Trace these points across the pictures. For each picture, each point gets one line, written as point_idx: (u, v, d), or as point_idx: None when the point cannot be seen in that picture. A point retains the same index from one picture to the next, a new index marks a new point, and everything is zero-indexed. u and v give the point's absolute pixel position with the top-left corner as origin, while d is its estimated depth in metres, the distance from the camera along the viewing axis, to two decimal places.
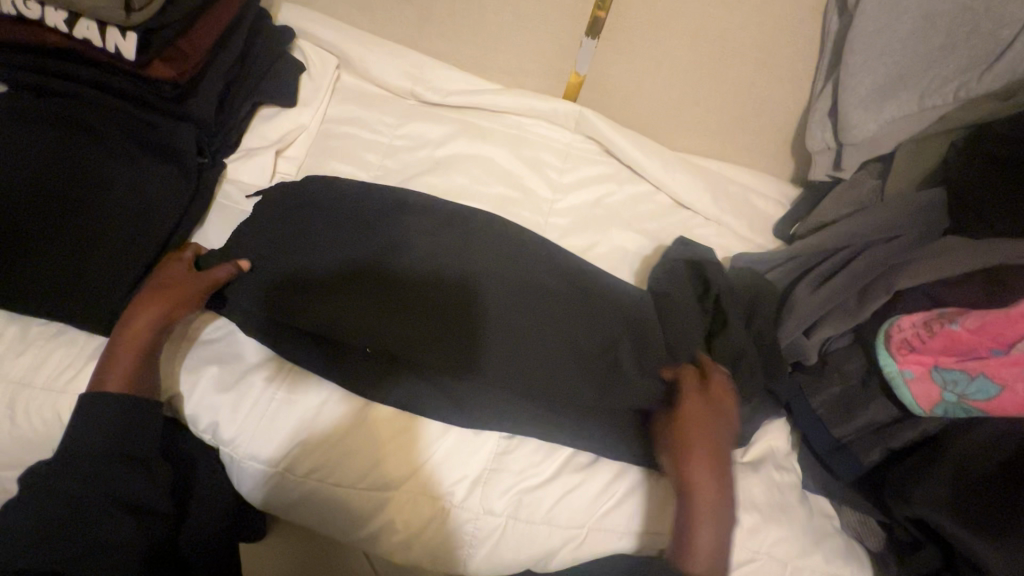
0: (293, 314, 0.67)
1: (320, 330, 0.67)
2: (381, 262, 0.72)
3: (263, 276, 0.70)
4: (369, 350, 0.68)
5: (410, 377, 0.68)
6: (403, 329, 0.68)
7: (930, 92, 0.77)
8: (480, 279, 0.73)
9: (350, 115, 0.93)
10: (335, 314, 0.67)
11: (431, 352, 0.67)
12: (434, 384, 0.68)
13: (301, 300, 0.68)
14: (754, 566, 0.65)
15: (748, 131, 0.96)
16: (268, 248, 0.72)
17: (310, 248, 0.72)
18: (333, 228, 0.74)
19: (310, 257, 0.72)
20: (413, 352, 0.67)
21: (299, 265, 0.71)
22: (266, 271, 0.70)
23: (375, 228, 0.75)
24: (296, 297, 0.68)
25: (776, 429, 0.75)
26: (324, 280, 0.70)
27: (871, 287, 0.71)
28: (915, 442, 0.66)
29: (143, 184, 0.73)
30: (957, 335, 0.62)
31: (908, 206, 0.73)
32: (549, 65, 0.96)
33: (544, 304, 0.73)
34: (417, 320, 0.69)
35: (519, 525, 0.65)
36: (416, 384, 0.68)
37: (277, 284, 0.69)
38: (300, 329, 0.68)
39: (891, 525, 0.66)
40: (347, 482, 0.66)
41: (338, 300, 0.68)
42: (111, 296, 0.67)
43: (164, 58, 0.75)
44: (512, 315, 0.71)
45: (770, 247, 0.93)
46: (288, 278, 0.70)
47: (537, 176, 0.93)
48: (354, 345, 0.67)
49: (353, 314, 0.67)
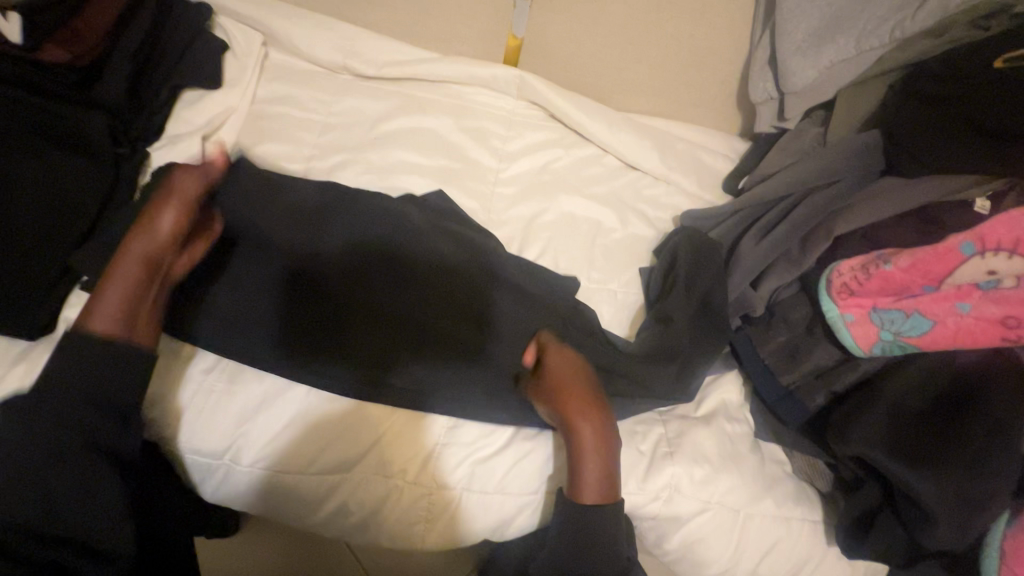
0: (298, 314, 0.68)
1: (328, 326, 0.69)
2: (394, 251, 0.72)
3: (267, 260, 0.70)
4: (366, 351, 0.68)
5: (416, 358, 0.68)
6: (424, 319, 0.70)
7: (866, 34, 0.77)
8: (485, 278, 0.73)
9: (281, 94, 0.89)
10: (344, 319, 0.69)
11: (444, 342, 0.69)
12: (429, 363, 0.68)
13: (314, 297, 0.69)
14: (705, 515, 0.66)
15: (693, 86, 0.95)
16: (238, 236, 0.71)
17: (305, 240, 0.71)
18: (334, 223, 0.73)
19: (305, 246, 0.70)
20: (427, 344, 0.69)
21: (306, 252, 0.70)
22: (269, 256, 0.70)
23: (363, 219, 0.73)
24: (305, 290, 0.69)
25: (727, 381, 0.76)
26: (332, 272, 0.70)
27: (813, 233, 0.71)
28: (857, 383, 0.66)
29: (59, 177, 0.70)
30: (890, 275, 0.63)
31: (847, 151, 0.73)
32: (486, 28, 0.93)
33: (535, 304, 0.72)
34: (417, 316, 0.70)
35: (473, 496, 0.66)
36: (417, 366, 0.68)
37: (289, 282, 0.69)
38: (302, 332, 0.68)
39: (837, 464, 0.67)
40: (296, 469, 0.65)
41: (353, 297, 0.69)
42: (34, 297, 0.64)
43: (58, 41, 0.73)
44: (516, 303, 0.72)
45: (720, 203, 0.92)
46: (291, 268, 0.70)
47: (480, 145, 0.91)
48: (352, 350, 0.68)
49: (361, 321, 0.69)
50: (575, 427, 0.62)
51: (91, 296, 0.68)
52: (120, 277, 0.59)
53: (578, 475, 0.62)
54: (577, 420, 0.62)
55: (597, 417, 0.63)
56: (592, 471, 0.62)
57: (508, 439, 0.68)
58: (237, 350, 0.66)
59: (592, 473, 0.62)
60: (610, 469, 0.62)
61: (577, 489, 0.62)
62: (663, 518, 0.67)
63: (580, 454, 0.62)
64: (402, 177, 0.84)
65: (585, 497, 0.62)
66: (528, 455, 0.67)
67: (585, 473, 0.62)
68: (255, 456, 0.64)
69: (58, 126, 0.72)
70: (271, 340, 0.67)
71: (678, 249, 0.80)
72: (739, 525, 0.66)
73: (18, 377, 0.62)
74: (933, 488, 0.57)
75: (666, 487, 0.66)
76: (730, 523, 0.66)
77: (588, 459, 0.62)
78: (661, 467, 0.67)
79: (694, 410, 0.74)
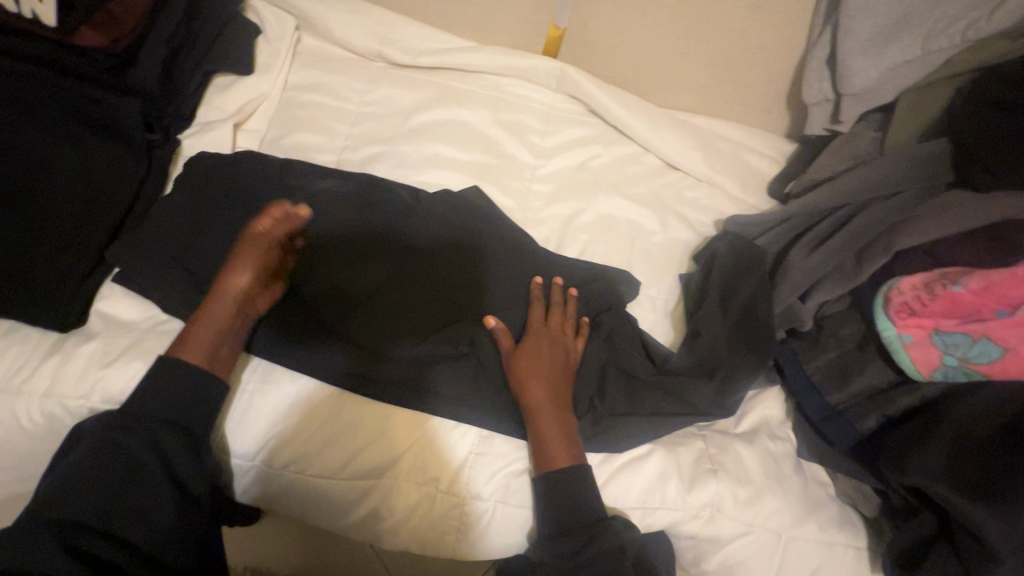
0: (296, 298, 0.67)
1: (327, 309, 0.67)
2: (403, 237, 0.71)
3: None
4: (365, 338, 0.66)
5: (409, 342, 0.66)
6: (431, 305, 0.68)
7: (935, 34, 0.72)
8: (497, 270, 0.71)
9: (314, 81, 0.87)
10: (348, 304, 0.67)
11: (450, 332, 0.67)
12: (447, 359, 0.67)
13: (312, 278, 0.68)
14: (747, 538, 0.64)
15: (739, 84, 0.90)
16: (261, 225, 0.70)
17: (316, 222, 0.70)
18: (348, 207, 0.72)
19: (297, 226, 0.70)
20: (419, 328, 0.67)
21: (315, 231, 0.70)
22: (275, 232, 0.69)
23: (378, 207, 0.73)
24: (289, 273, 0.68)
25: (770, 398, 0.73)
26: (339, 253, 0.69)
27: (870, 246, 0.68)
28: (914, 407, 0.64)
29: (93, 167, 0.68)
30: (958, 297, 0.59)
31: (909, 159, 0.69)
32: (526, 17, 0.89)
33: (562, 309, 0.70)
34: (426, 304, 0.68)
35: (507, 508, 0.64)
36: (427, 355, 0.66)
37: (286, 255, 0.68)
38: (305, 319, 0.66)
39: (887, 491, 0.65)
40: (328, 473, 0.63)
41: (349, 273, 0.68)
42: (66, 289, 0.63)
43: (95, 25, 0.70)
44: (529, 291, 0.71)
45: (763, 208, 0.88)
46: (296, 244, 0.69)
47: (517, 140, 0.87)
48: (351, 334, 0.66)
49: (363, 304, 0.67)
50: (529, 394, 0.63)
51: (123, 289, 0.67)
52: (198, 337, 0.60)
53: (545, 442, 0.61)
54: (528, 372, 0.64)
55: (552, 384, 0.64)
56: (551, 436, 0.62)
57: None
58: (247, 335, 0.65)
59: (557, 435, 0.62)
60: (568, 434, 0.63)
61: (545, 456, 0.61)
62: (702, 538, 0.65)
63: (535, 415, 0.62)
64: (436, 172, 0.82)
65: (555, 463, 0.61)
66: None
67: (543, 437, 0.62)
68: (285, 452, 0.63)
69: (91, 112, 0.70)
70: (268, 319, 0.66)
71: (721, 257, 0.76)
72: (781, 549, 0.64)
73: (51, 372, 0.62)
74: (997, 526, 0.54)
75: (708, 505, 0.64)
76: (772, 546, 0.64)
77: (551, 420, 0.62)
78: (704, 485, 0.65)
79: (734, 425, 0.72)
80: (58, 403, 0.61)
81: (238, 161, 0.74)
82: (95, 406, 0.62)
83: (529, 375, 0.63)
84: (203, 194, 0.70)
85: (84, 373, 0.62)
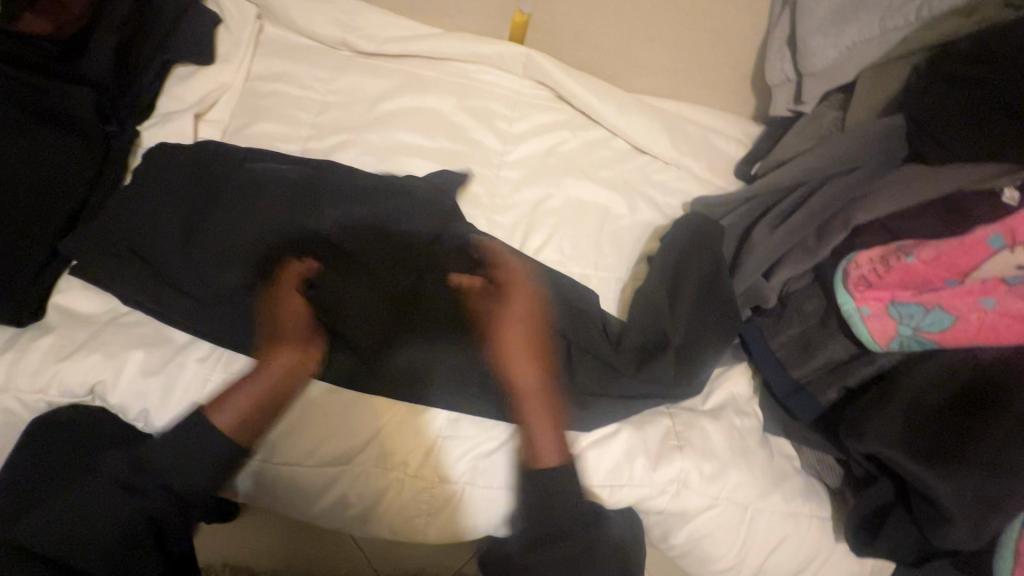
0: (277, 299, 0.65)
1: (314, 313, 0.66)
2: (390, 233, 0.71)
3: (252, 237, 0.66)
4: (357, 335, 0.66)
5: (399, 336, 0.67)
6: (422, 301, 0.69)
7: (891, 12, 0.73)
8: (482, 261, 0.71)
9: (277, 71, 0.86)
10: (332, 304, 0.67)
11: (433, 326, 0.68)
12: (440, 350, 0.67)
13: (294, 277, 0.67)
14: (713, 512, 0.65)
15: (705, 67, 0.91)
16: (233, 222, 0.67)
17: (292, 215, 0.68)
18: (326, 199, 0.71)
19: (276, 221, 0.67)
20: (405, 323, 0.68)
21: (295, 226, 0.68)
22: (251, 232, 0.67)
23: (359, 197, 0.72)
24: (278, 275, 0.66)
25: (737, 374, 0.74)
26: (321, 249, 0.68)
27: (829, 223, 0.68)
28: (872, 378, 0.65)
29: (46, 157, 0.67)
30: (912, 268, 0.61)
31: (866, 135, 0.70)
32: (492, 3, 0.89)
33: (532, 292, 0.70)
34: (415, 300, 0.69)
35: (476, 490, 0.64)
36: (419, 349, 0.67)
37: (268, 256, 0.66)
38: (286, 321, 0.65)
39: (848, 461, 0.66)
40: (296, 461, 0.63)
41: (335, 273, 0.67)
42: (19, 282, 0.62)
43: (37, 10, 0.71)
44: (511, 280, 0.70)
45: (731, 190, 0.89)
46: (278, 242, 0.67)
47: (484, 126, 0.87)
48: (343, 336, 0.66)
49: (347, 300, 0.67)
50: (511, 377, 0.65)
51: (81, 283, 0.66)
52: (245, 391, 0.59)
53: (531, 434, 0.62)
54: (516, 359, 0.65)
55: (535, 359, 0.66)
56: (547, 426, 0.62)
57: (509, 435, 0.66)
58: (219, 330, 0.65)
59: (549, 427, 0.62)
60: (558, 428, 0.63)
61: (534, 452, 0.61)
62: (669, 512, 0.66)
63: (524, 406, 0.63)
64: (402, 159, 0.81)
65: (545, 460, 0.60)
66: (532, 450, 0.66)
67: (541, 433, 0.62)
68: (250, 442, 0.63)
69: (38, 100, 0.69)
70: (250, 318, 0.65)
71: (687, 235, 0.76)
72: (746, 521, 0.66)
73: (5, 365, 0.61)
74: (951, 488, 0.55)
75: (673, 481, 0.65)
76: (739, 518, 0.65)
77: (537, 406, 0.63)
78: (671, 460, 0.66)
79: (702, 402, 0.72)
80: (16, 397, 0.61)
81: (201, 151, 0.73)
82: (54, 399, 0.61)
83: (514, 358, 0.65)
84: (162, 183, 0.69)
85: (41, 366, 0.61)
